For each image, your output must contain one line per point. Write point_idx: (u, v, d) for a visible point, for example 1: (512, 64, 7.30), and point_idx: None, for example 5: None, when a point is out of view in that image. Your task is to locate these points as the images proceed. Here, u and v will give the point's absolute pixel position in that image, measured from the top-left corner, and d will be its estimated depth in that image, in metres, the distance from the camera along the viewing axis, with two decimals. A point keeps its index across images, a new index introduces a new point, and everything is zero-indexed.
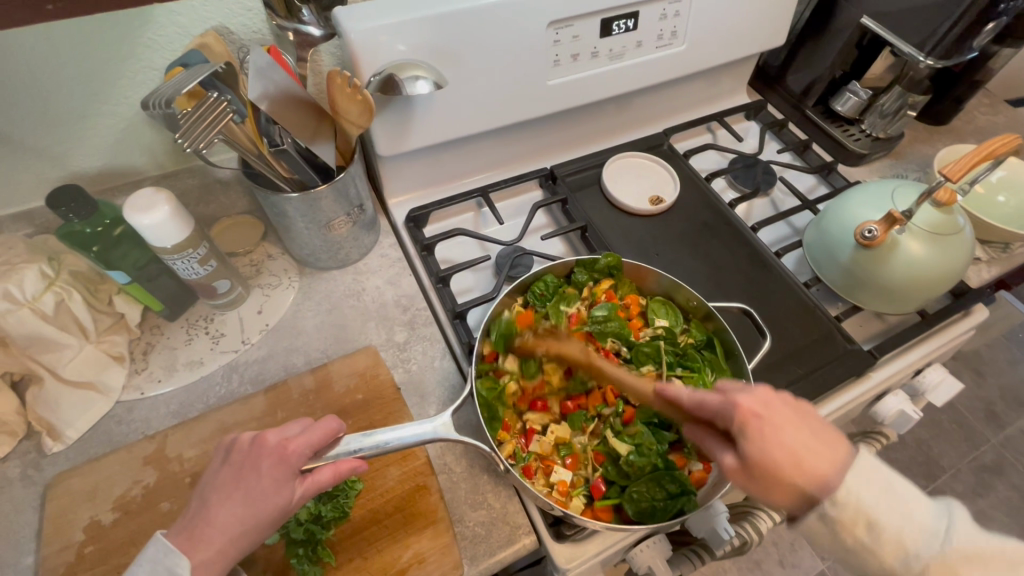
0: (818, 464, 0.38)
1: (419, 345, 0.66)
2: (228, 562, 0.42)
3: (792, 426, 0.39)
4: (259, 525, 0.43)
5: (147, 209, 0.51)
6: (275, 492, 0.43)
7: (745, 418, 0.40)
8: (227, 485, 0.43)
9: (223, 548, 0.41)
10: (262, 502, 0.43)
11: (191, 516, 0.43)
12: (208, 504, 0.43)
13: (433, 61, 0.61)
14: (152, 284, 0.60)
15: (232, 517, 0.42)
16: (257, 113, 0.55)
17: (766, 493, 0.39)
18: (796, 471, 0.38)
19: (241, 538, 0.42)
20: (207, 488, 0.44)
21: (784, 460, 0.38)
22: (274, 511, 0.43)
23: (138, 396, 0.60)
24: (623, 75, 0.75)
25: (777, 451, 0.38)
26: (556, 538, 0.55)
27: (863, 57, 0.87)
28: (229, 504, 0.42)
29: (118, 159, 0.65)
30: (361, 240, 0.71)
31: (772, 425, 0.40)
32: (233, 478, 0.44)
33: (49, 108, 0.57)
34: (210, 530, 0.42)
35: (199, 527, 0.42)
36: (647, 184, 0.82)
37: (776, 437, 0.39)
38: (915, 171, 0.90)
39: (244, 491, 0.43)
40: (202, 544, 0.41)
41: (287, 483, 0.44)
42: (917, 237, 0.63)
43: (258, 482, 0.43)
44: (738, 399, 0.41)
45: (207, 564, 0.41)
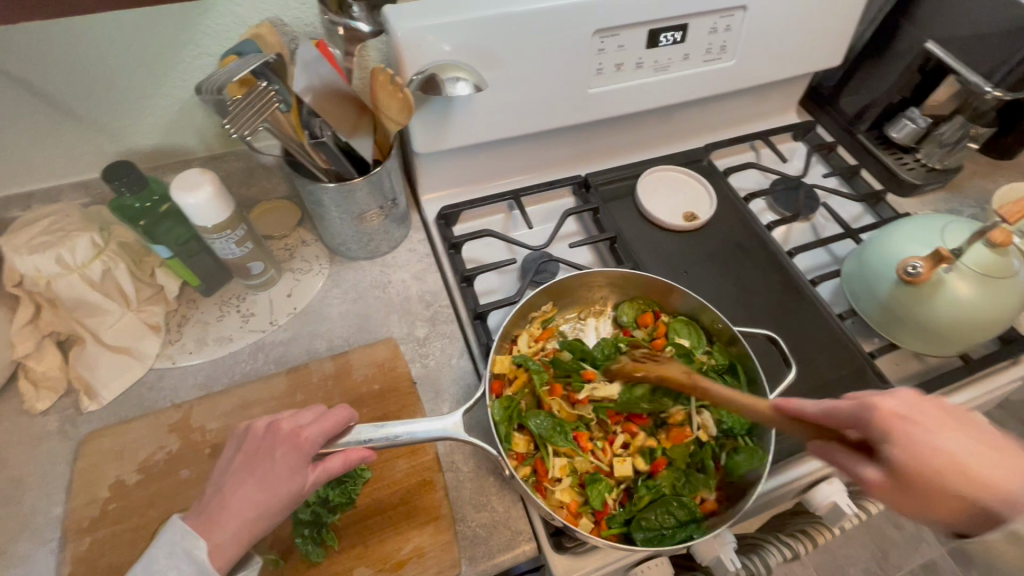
0: (1018, 474, 0.36)
1: (438, 342, 0.67)
2: (243, 546, 0.43)
3: (944, 429, 0.38)
4: (273, 510, 0.44)
5: (192, 189, 0.53)
6: (288, 478, 0.44)
7: (891, 420, 0.38)
8: (243, 470, 0.44)
9: (239, 532, 0.43)
10: (277, 487, 0.44)
11: (209, 500, 0.44)
12: (225, 488, 0.44)
13: (475, 63, 0.61)
14: (192, 260, 0.63)
15: (248, 501, 0.43)
16: (301, 105, 0.56)
17: (925, 507, 0.37)
18: (987, 489, 0.35)
19: (256, 523, 0.43)
20: (225, 472, 0.45)
21: (939, 469, 0.36)
22: (288, 497, 0.44)
23: (169, 364, 0.63)
24: (667, 87, 0.74)
25: (922, 454, 0.37)
26: (556, 549, 0.54)
27: (926, 84, 0.82)
28: (245, 487, 0.44)
29: (171, 139, 0.68)
30: (392, 234, 0.72)
31: (921, 427, 0.38)
32: (249, 463, 0.45)
33: (113, 86, 0.61)
34: (226, 513, 0.43)
35: (215, 511, 0.43)
36: (682, 200, 0.80)
37: (924, 439, 0.37)
38: (971, 207, 0.85)
39: (260, 476, 0.44)
40: (218, 526, 0.42)
41: (300, 471, 0.45)
42: (965, 277, 0.60)
43: (272, 467, 0.44)
44: (880, 401, 0.39)
45: (222, 547, 0.42)
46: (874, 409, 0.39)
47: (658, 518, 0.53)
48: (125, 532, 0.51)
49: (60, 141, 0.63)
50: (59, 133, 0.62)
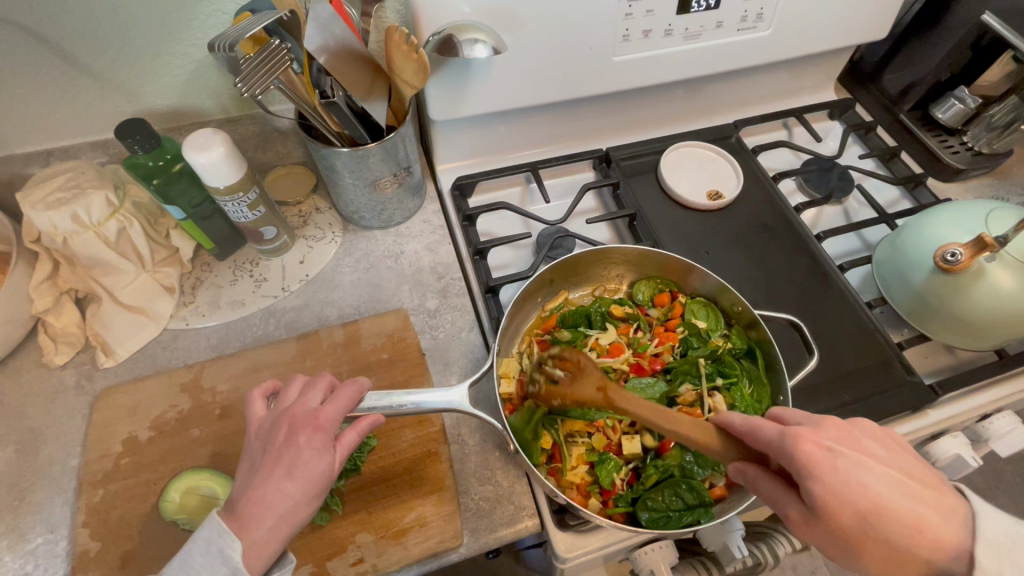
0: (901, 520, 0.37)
1: (449, 315, 0.66)
2: (280, 542, 0.38)
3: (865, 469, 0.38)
4: (310, 499, 0.39)
5: (204, 148, 0.52)
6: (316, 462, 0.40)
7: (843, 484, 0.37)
8: (265, 464, 0.39)
9: (275, 528, 0.38)
10: (306, 474, 0.39)
11: (234, 498, 0.39)
12: (251, 486, 0.39)
13: (495, 26, 0.59)
14: (205, 223, 0.63)
15: (281, 494, 0.38)
16: (310, 64, 0.55)
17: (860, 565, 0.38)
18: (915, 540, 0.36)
19: (292, 516, 0.38)
20: (246, 470, 0.40)
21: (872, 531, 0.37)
22: (320, 483, 0.40)
23: (183, 326, 0.63)
24: (697, 56, 0.71)
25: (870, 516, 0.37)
26: (560, 526, 0.54)
27: (977, 61, 0.76)
28: (274, 479, 0.39)
29: (186, 100, 0.67)
30: (406, 203, 0.71)
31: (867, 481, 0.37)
32: (269, 454, 0.40)
33: (129, 42, 0.60)
34: (258, 509, 0.38)
35: (244, 509, 0.38)
36: (708, 177, 0.77)
37: (845, 475, 0.37)
38: (1018, 194, 0.80)
39: (287, 466, 0.39)
40: (253, 524, 0.37)
41: (328, 454, 0.40)
42: (1008, 267, 0.56)
43: (298, 454, 0.39)
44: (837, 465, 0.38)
45: (259, 544, 0.37)
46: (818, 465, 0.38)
47: (666, 499, 0.52)
48: (136, 487, 0.52)
49: (77, 98, 0.62)
50: (77, 91, 0.62)
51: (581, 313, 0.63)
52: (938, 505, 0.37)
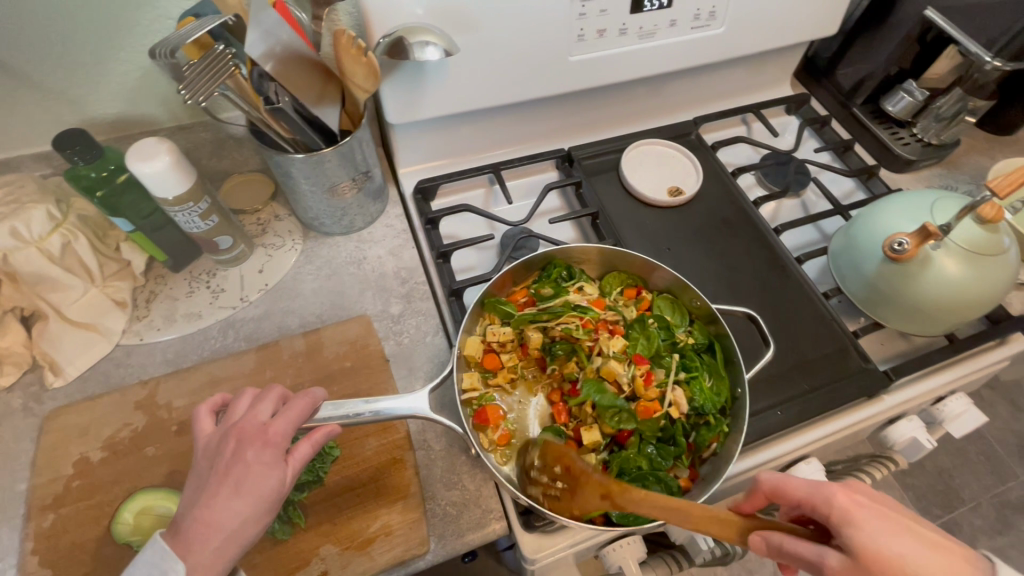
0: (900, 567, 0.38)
1: (413, 319, 0.65)
2: (229, 561, 0.37)
3: (896, 533, 0.37)
4: (259, 515, 0.38)
5: (148, 158, 0.51)
6: (266, 477, 0.39)
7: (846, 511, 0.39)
8: (213, 481, 0.39)
9: (223, 548, 0.37)
10: (254, 490, 0.38)
11: (181, 518, 0.38)
12: (196, 505, 0.38)
13: (448, 27, 0.58)
14: (157, 235, 0.61)
15: (228, 512, 0.37)
16: (253, 69, 0.54)
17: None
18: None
19: (241, 534, 0.37)
20: (193, 489, 0.39)
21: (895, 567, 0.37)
22: (270, 498, 0.39)
23: (137, 341, 0.61)
24: (653, 55, 0.71)
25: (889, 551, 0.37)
26: (526, 528, 0.54)
27: (925, 55, 0.79)
28: (221, 497, 0.38)
29: (134, 108, 0.65)
30: (367, 208, 0.70)
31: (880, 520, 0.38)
32: (217, 471, 0.39)
33: (67, 50, 0.58)
34: (205, 528, 0.37)
35: (190, 529, 0.37)
36: (669, 174, 0.78)
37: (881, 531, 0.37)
38: (966, 182, 0.83)
39: (234, 483, 0.38)
40: (199, 544, 0.36)
41: (278, 468, 0.40)
42: (952, 254, 0.58)
43: (244, 470, 0.39)
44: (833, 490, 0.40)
45: (205, 565, 0.36)
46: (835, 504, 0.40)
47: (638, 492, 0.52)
48: (88, 510, 0.51)
49: (15, 109, 0.60)
50: (15, 101, 0.59)
51: (560, 269, 0.64)
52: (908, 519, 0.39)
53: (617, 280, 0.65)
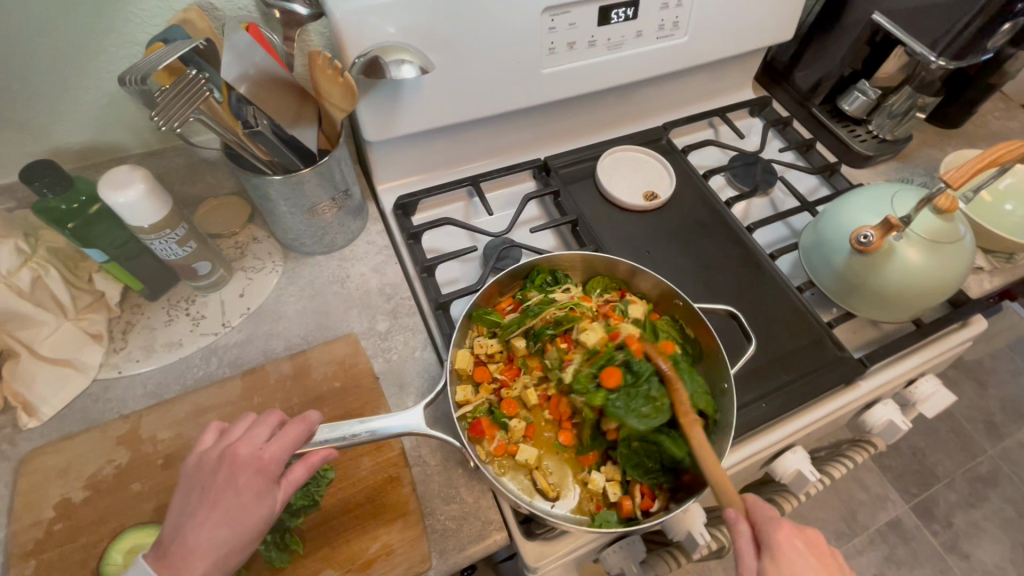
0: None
1: (401, 335, 0.65)
2: None
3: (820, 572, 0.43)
4: (246, 543, 0.38)
5: (122, 187, 0.50)
6: (257, 504, 0.38)
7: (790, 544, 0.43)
8: (200, 508, 0.37)
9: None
10: (244, 518, 0.38)
11: (165, 542, 0.37)
12: (182, 532, 0.37)
13: (422, 45, 0.59)
14: (132, 263, 0.60)
15: (215, 541, 0.37)
16: (230, 93, 0.53)
17: None
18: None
19: (228, 561, 0.37)
20: (178, 513, 0.38)
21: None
22: (258, 525, 0.38)
23: (115, 374, 0.60)
24: (622, 65, 0.73)
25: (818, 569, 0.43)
26: (527, 537, 0.54)
27: (875, 56, 0.84)
28: (209, 526, 0.37)
29: (101, 135, 0.64)
30: (348, 226, 0.70)
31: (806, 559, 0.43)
32: (207, 497, 0.38)
33: (30, 79, 0.56)
34: (194, 556, 0.36)
35: (174, 556, 0.36)
36: (643, 179, 0.80)
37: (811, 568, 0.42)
38: (921, 175, 0.88)
39: (225, 511, 0.37)
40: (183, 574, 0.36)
41: (269, 496, 0.39)
42: (914, 244, 0.61)
43: (235, 498, 0.38)
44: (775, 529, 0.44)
45: None
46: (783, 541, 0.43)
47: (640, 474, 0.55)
48: (73, 553, 0.49)
49: None
50: None
51: (544, 275, 0.65)
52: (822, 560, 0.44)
53: (601, 282, 0.66)
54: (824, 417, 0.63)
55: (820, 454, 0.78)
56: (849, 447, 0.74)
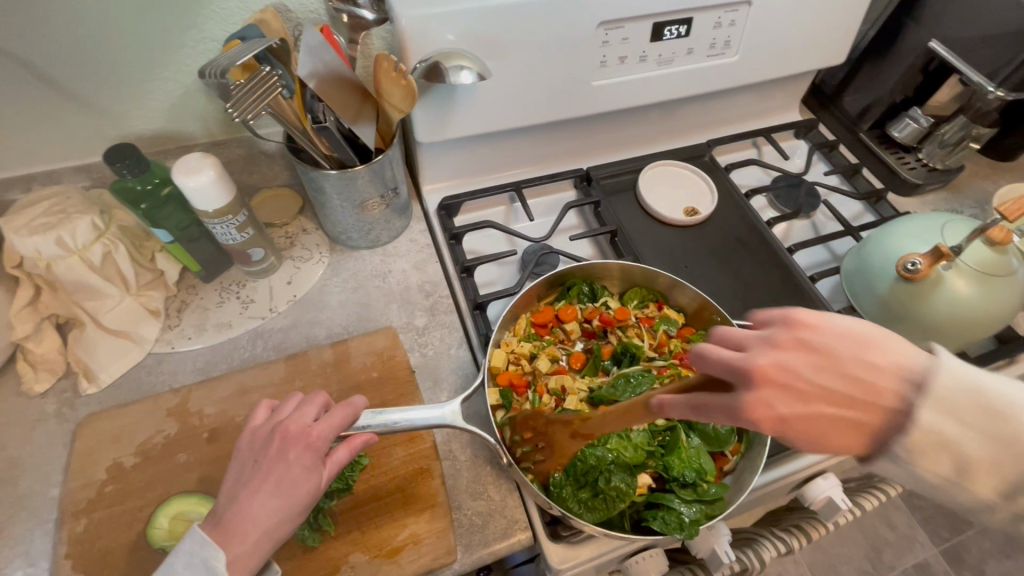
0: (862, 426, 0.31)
1: (438, 332, 0.67)
2: (263, 557, 0.37)
3: (810, 358, 0.30)
4: (295, 516, 0.38)
5: (194, 173, 0.53)
6: (304, 479, 0.39)
7: (767, 375, 0.30)
8: (252, 478, 0.38)
9: (258, 544, 0.36)
10: (294, 491, 0.38)
11: (219, 510, 0.37)
12: (235, 500, 0.37)
13: (479, 53, 0.61)
14: (192, 246, 0.63)
15: (266, 510, 0.37)
16: (304, 91, 0.57)
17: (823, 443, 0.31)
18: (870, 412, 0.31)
19: (277, 532, 0.37)
20: (231, 483, 0.38)
21: (831, 425, 0.31)
22: (306, 500, 0.38)
23: (168, 349, 0.63)
24: (671, 80, 0.74)
25: (815, 400, 0.30)
26: (552, 538, 0.54)
27: (927, 85, 0.82)
28: (261, 495, 0.37)
29: (172, 124, 0.68)
30: (393, 223, 0.72)
31: (817, 356, 0.30)
32: (258, 469, 0.38)
33: (116, 68, 0.60)
34: (245, 524, 0.36)
35: (229, 521, 0.36)
36: (684, 194, 0.80)
37: (793, 382, 0.30)
38: (971, 207, 0.85)
39: (275, 484, 0.38)
40: (237, 538, 0.36)
41: (317, 471, 0.39)
42: (963, 275, 0.60)
43: (285, 470, 0.38)
44: (756, 358, 0.30)
45: (242, 558, 0.36)
46: (758, 376, 0.30)
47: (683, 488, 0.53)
48: (121, 514, 0.52)
49: (62, 124, 0.62)
50: (61, 116, 0.62)
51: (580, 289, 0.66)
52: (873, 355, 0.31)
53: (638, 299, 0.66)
54: None
55: (850, 484, 0.77)
56: (882, 479, 0.73)
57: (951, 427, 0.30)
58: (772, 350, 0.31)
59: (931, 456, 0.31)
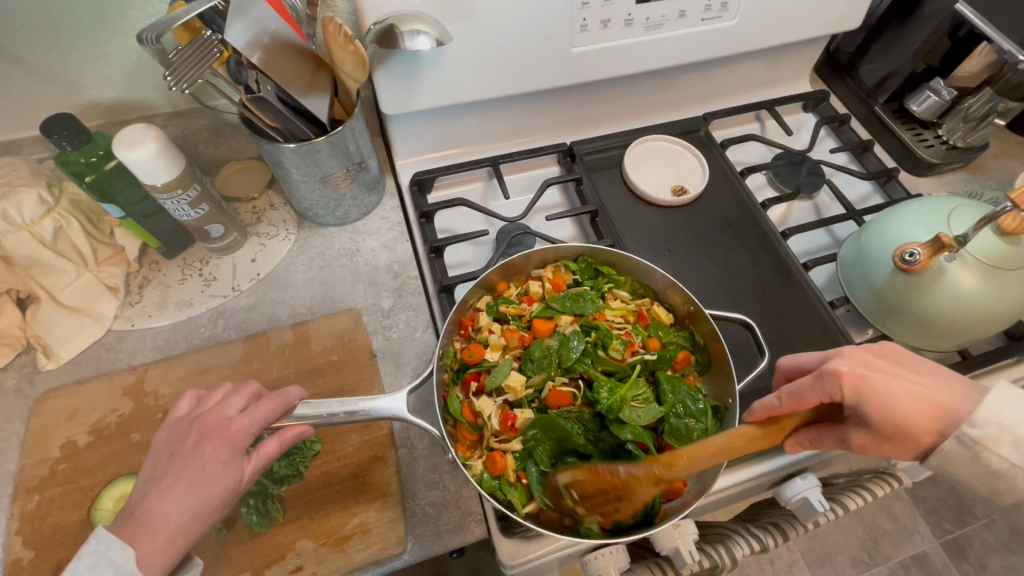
0: (934, 413, 0.40)
1: (403, 314, 0.64)
2: (179, 551, 0.36)
3: (893, 376, 0.40)
4: (212, 511, 0.37)
5: (134, 145, 0.50)
6: (222, 474, 0.37)
7: (853, 382, 0.40)
8: (169, 472, 0.37)
9: (172, 539, 0.35)
10: (209, 485, 0.37)
11: (134, 505, 0.37)
12: (149, 494, 0.36)
13: (443, 15, 0.56)
14: (148, 221, 0.61)
15: (179, 506, 0.36)
16: (230, 58, 0.51)
17: (904, 449, 0.41)
18: (925, 419, 0.39)
19: (191, 527, 0.36)
20: (148, 476, 0.38)
21: (919, 417, 0.39)
22: (224, 495, 0.37)
23: (128, 327, 0.62)
24: (662, 47, 0.68)
25: (901, 403, 0.40)
26: (505, 533, 0.52)
27: (956, 51, 0.75)
28: (175, 490, 0.36)
29: (130, 92, 0.65)
30: (362, 200, 0.69)
31: (880, 377, 0.40)
32: (173, 464, 0.37)
33: (61, 32, 0.57)
34: (157, 519, 0.35)
35: (142, 515, 0.35)
36: (674, 172, 0.75)
37: (885, 394, 0.40)
38: (992, 189, 0.78)
39: (188, 480, 0.36)
40: (148, 535, 0.35)
41: (238, 465, 0.38)
42: (967, 267, 0.55)
43: (201, 465, 0.37)
44: (837, 367, 0.40)
45: (154, 555, 0.35)
46: (839, 375, 0.40)
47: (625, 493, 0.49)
48: (73, 493, 0.51)
49: (13, 92, 0.60)
50: (9, 83, 0.59)
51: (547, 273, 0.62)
52: (954, 385, 0.41)
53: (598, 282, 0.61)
54: (846, 444, 0.58)
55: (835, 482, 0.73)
56: (869, 478, 0.69)
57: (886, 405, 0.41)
58: (874, 368, 0.41)
59: (992, 439, 0.38)
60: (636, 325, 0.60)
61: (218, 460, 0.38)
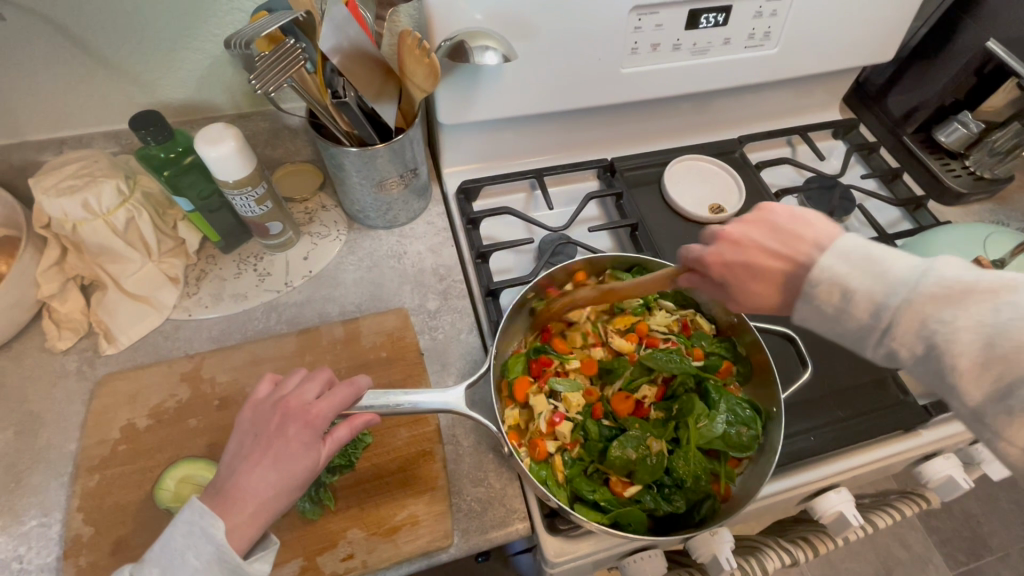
0: (777, 274, 0.43)
1: (449, 316, 0.66)
2: (262, 526, 0.38)
3: (749, 239, 0.44)
4: (292, 490, 0.39)
5: (214, 143, 0.53)
6: (302, 455, 0.39)
7: (715, 257, 0.46)
8: (254, 450, 0.39)
9: (256, 514, 0.37)
10: (291, 464, 0.39)
11: (221, 480, 0.39)
12: (235, 471, 0.38)
13: (507, 33, 0.60)
14: (213, 216, 0.64)
15: (263, 482, 0.38)
16: (324, 64, 0.57)
17: (762, 300, 0.45)
18: (766, 279, 0.44)
19: (274, 503, 0.38)
20: (233, 454, 0.40)
21: (766, 281, 0.44)
22: (304, 475, 0.39)
23: (185, 316, 0.64)
24: (705, 71, 0.72)
25: (746, 265, 0.45)
26: (550, 531, 0.54)
27: (982, 87, 0.77)
28: (261, 467, 0.38)
29: (199, 94, 0.68)
30: (411, 205, 0.72)
31: (736, 249, 0.45)
32: (257, 443, 0.40)
33: (146, 35, 0.61)
34: (244, 495, 0.38)
35: (229, 491, 0.38)
36: (710, 191, 0.77)
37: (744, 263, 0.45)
38: (1018, 220, 0.81)
39: (274, 458, 0.39)
40: (236, 508, 0.37)
41: (315, 447, 0.40)
42: None
43: (284, 445, 0.39)
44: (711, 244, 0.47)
45: (240, 528, 0.37)
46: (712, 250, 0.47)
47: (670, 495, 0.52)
48: (133, 473, 0.53)
49: (93, 89, 0.63)
50: (90, 81, 0.63)
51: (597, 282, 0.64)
52: (819, 235, 0.42)
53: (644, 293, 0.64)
54: (879, 460, 0.59)
55: (863, 501, 0.74)
56: (898, 497, 0.69)
57: (843, 270, 0.39)
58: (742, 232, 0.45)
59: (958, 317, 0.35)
60: (681, 335, 0.62)
61: (299, 441, 0.40)
